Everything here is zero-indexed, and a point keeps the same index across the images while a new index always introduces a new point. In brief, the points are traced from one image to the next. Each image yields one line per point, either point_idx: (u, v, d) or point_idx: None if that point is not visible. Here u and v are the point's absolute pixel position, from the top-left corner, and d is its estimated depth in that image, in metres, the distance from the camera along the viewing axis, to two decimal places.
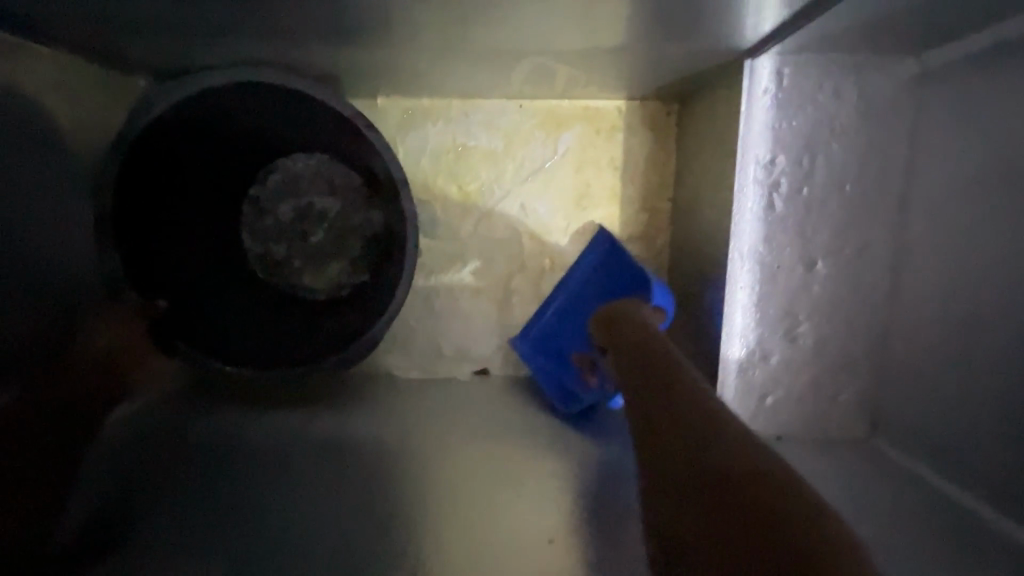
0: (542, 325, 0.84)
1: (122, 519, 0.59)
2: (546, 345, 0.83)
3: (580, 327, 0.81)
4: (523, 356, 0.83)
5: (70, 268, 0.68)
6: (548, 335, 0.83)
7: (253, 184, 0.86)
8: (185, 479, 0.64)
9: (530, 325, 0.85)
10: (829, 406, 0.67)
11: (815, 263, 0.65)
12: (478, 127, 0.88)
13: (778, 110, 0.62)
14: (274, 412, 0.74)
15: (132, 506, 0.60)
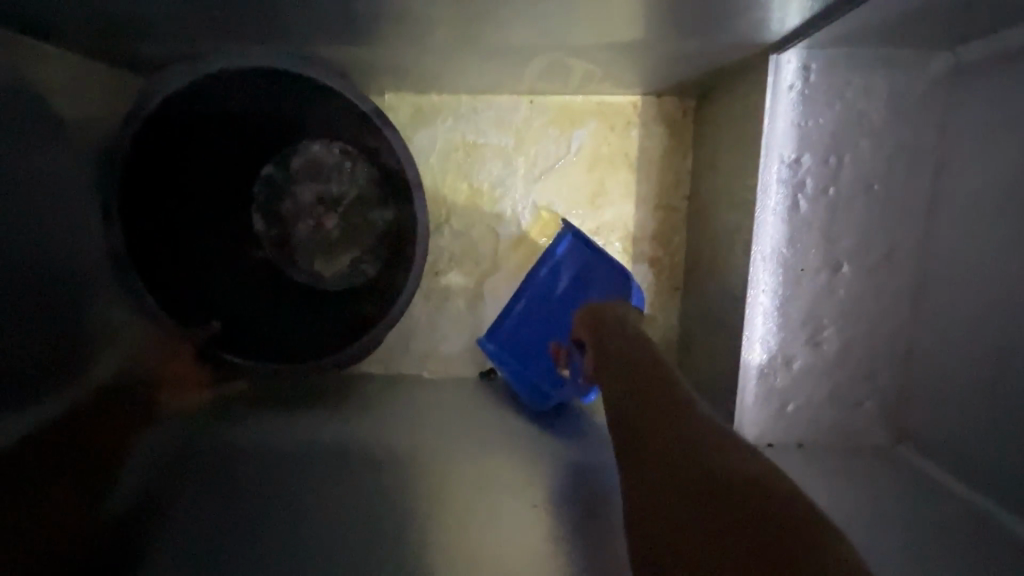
0: (507, 324, 0.83)
1: (142, 514, 0.57)
2: (512, 342, 0.82)
3: (546, 323, 0.82)
4: (489, 355, 0.82)
5: (77, 269, 0.67)
6: (513, 334, 0.83)
7: (270, 164, 0.83)
8: (198, 472, 0.62)
9: (495, 324, 0.83)
10: (852, 413, 0.65)
11: (840, 266, 0.63)
12: (489, 124, 0.86)
13: (803, 107, 0.60)
14: (287, 409, 0.72)
15: (151, 501, 0.58)
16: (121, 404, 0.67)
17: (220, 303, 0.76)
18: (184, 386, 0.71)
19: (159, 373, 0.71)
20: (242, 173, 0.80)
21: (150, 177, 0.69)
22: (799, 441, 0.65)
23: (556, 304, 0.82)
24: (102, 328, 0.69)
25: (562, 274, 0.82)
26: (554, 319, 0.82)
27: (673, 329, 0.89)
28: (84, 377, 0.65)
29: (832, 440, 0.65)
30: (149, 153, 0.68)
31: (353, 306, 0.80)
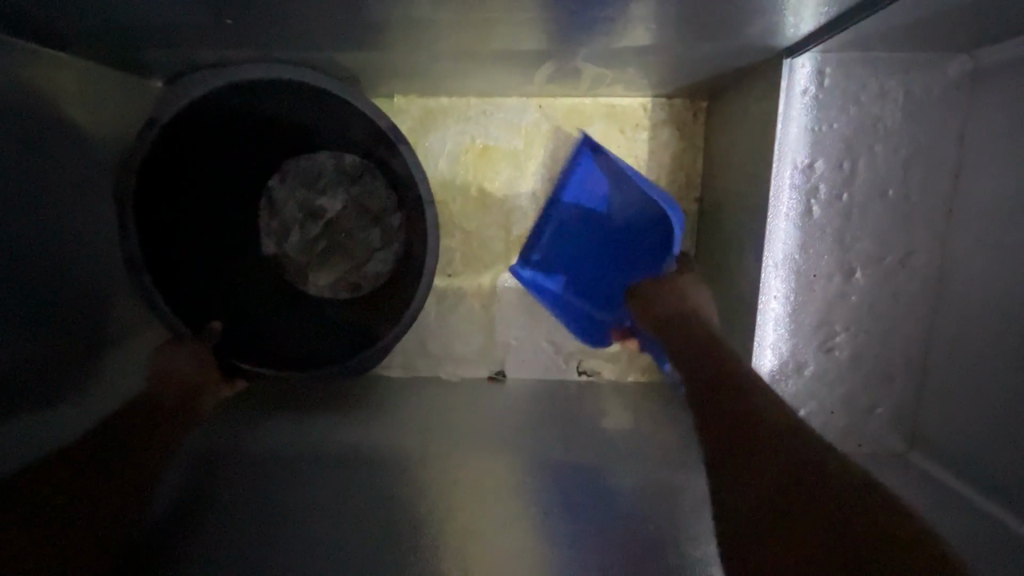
0: (540, 249, 0.85)
1: (209, 492, 0.63)
2: (548, 266, 0.85)
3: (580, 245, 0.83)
4: (525, 282, 0.85)
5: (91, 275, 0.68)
6: (548, 258, 0.85)
7: (273, 177, 0.84)
8: (252, 452, 0.66)
9: (528, 250, 0.85)
10: (865, 418, 0.65)
11: (853, 272, 0.62)
12: (499, 127, 0.86)
13: (817, 112, 0.59)
14: (300, 407, 0.73)
15: (215, 479, 0.63)
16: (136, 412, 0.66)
17: (231, 309, 0.77)
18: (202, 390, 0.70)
19: (175, 377, 0.70)
20: (251, 178, 0.81)
21: (163, 183, 0.70)
22: None
23: (587, 215, 0.82)
24: (115, 337, 0.68)
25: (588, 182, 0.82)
26: (590, 238, 0.83)
27: None
28: (95, 392, 0.65)
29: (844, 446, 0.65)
30: (162, 158, 0.68)
31: (360, 309, 0.82)
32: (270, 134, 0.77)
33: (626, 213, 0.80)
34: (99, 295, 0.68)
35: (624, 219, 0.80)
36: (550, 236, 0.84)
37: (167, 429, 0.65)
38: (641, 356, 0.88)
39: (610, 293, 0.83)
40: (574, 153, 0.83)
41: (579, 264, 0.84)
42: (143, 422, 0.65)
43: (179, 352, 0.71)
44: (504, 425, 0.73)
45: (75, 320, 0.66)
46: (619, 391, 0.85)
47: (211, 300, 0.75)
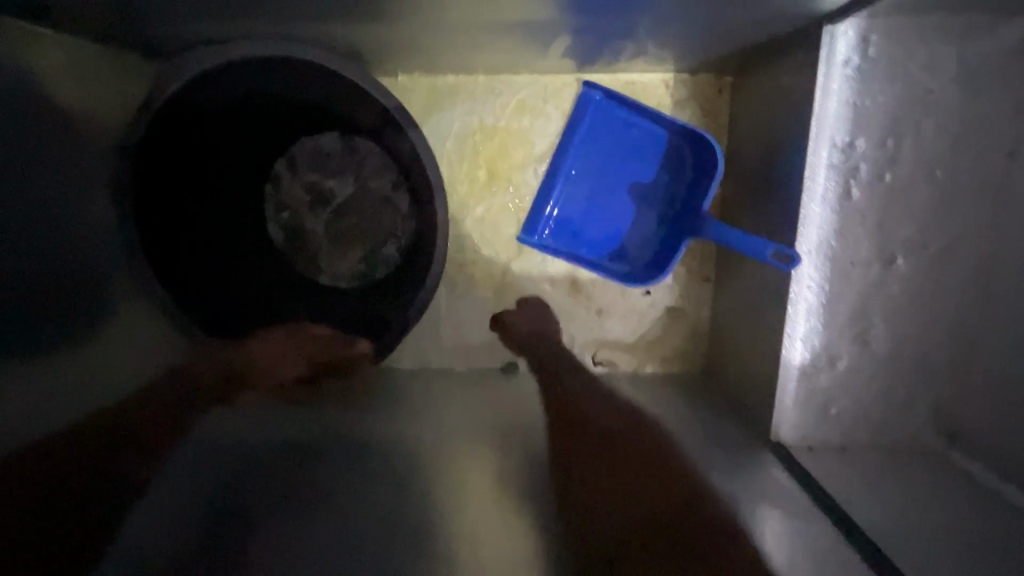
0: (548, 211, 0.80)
1: (210, 509, 0.57)
2: (561, 225, 0.80)
3: (593, 198, 0.80)
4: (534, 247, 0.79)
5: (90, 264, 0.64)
6: (557, 218, 0.80)
7: (279, 159, 0.82)
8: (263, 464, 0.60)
9: (534, 215, 0.80)
10: (901, 414, 0.61)
11: (895, 259, 0.58)
12: (510, 105, 0.81)
13: (859, 85, 0.54)
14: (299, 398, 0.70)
15: (217, 496, 0.57)
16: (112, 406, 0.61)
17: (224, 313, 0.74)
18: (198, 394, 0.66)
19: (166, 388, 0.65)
20: (252, 162, 0.78)
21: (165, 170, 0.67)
22: (842, 443, 0.62)
23: (596, 166, 0.80)
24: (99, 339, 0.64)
25: (595, 133, 0.79)
26: (603, 186, 0.80)
27: (703, 317, 0.84)
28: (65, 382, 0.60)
29: (878, 443, 0.61)
30: (164, 143, 0.65)
31: (370, 301, 0.80)
32: (271, 117, 0.73)
33: (636, 158, 0.79)
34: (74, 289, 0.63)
35: (634, 164, 0.79)
36: (559, 194, 0.80)
37: (153, 440, 0.61)
38: (659, 346, 0.85)
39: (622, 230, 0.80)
40: (576, 104, 0.79)
41: (593, 213, 0.80)
42: (122, 416, 0.61)
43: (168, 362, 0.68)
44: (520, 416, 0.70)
45: (47, 320, 0.61)
46: (636, 382, 0.81)
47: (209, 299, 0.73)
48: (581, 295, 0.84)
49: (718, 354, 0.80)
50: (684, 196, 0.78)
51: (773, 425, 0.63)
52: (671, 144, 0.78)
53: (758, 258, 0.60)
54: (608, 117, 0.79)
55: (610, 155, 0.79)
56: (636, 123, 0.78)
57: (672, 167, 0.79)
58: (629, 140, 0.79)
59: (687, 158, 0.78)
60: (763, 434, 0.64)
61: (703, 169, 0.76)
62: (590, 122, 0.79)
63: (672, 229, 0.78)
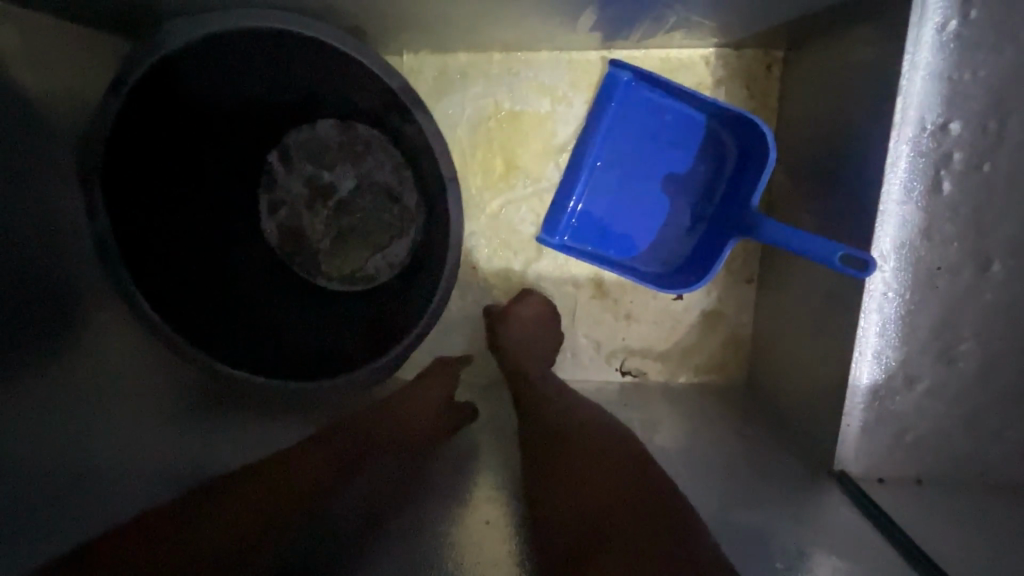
0: (574, 208, 0.72)
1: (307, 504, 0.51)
2: (588, 222, 0.72)
3: (624, 191, 0.71)
4: (556, 248, 0.70)
5: (72, 280, 0.56)
6: (584, 214, 0.72)
7: (272, 151, 0.74)
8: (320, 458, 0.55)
9: (556, 212, 0.72)
10: (990, 442, 0.52)
11: (990, 264, 0.49)
12: (530, 88, 0.73)
13: (955, 54, 0.46)
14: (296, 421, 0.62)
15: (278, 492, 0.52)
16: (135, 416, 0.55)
17: (264, 358, 0.65)
18: (348, 466, 0.55)
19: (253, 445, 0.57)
20: (243, 150, 0.70)
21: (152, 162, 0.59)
22: (917, 475, 0.53)
23: (628, 156, 0.71)
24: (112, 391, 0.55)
25: (626, 118, 0.70)
26: (635, 178, 0.71)
27: (745, 324, 0.76)
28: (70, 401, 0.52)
29: (960, 476, 0.53)
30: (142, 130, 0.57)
31: (375, 307, 0.73)
32: (265, 98, 0.65)
33: (673, 146, 0.71)
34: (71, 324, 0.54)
35: (669, 153, 0.71)
36: (586, 188, 0.72)
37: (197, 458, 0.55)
38: (695, 355, 0.77)
39: (656, 227, 0.72)
40: (601, 86, 0.70)
41: (625, 208, 0.72)
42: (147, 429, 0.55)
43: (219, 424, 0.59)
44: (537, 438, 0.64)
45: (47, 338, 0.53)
46: (669, 395, 0.73)
47: (221, 327, 0.64)
48: (608, 299, 0.76)
49: (766, 364, 0.72)
50: (724, 188, 0.70)
51: (838, 452, 0.55)
52: (708, 129, 0.70)
53: (826, 264, 0.52)
54: (637, 101, 0.70)
55: (642, 143, 0.71)
56: (673, 106, 0.69)
57: (709, 155, 0.70)
58: (661, 126, 0.70)
59: (727, 144, 0.69)
60: (824, 462, 0.56)
61: (746, 157, 0.68)
62: (617, 107, 0.70)
63: (711, 225, 0.69)
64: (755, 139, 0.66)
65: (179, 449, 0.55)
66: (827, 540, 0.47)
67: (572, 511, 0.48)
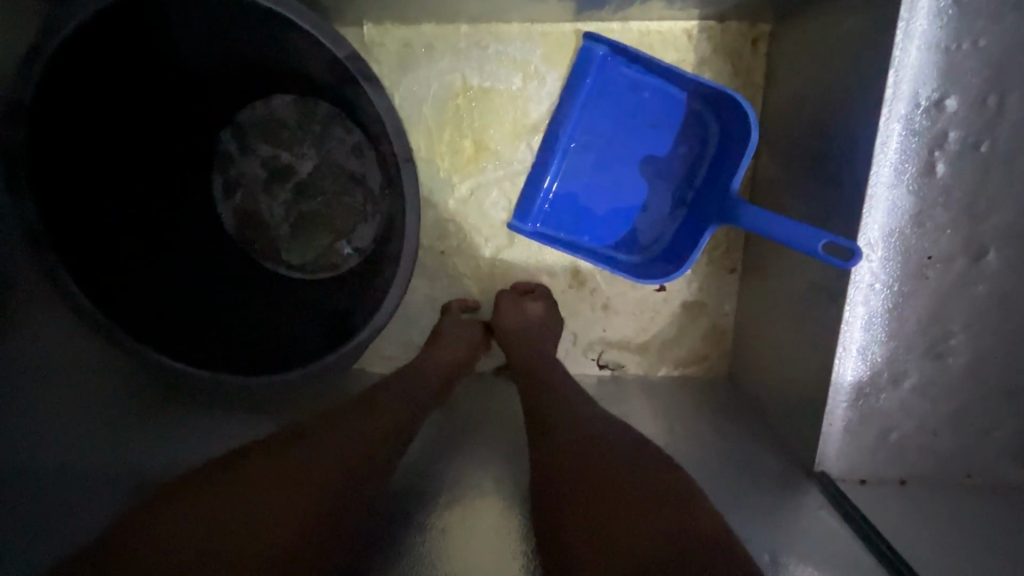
0: (546, 192, 0.68)
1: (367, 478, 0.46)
2: (561, 208, 0.68)
3: (601, 175, 0.67)
4: (527, 236, 0.66)
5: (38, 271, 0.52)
6: (557, 199, 0.68)
7: (225, 128, 0.69)
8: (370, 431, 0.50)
9: (528, 198, 0.68)
10: (980, 442, 0.49)
11: (984, 253, 0.46)
12: (500, 63, 0.68)
13: (952, 22, 0.42)
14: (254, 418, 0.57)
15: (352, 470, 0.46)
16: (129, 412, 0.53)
17: (218, 348, 0.61)
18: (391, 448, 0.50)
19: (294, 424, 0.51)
20: (187, 121, 0.64)
21: (84, 138, 0.54)
22: (902, 475, 0.50)
23: (605, 136, 0.67)
24: (46, 389, 0.49)
25: (602, 96, 0.66)
26: (612, 160, 0.67)
27: (726, 314, 0.73)
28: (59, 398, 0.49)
29: (945, 476, 0.50)
30: (73, 104, 0.51)
31: (335, 296, 0.68)
32: (209, 65, 0.60)
33: (653, 126, 0.66)
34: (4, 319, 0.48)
35: (647, 133, 0.67)
36: (560, 171, 0.67)
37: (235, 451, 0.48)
38: (675, 347, 0.73)
39: (633, 212, 0.68)
40: (576, 61, 0.65)
41: (601, 193, 0.67)
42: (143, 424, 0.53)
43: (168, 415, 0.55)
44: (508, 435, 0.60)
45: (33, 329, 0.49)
46: (647, 389, 0.70)
47: (171, 316, 0.60)
48: (584, 288, 0.72)
49: (748, 357, 0.68)
50: (705, 172, 0.66)
51: (819, 452, 0.51)
52: (689, 109, 0.66)
53: (809, 253, 0.48)
54: (613, 78, 0.65)
55: (619, 122, 0.66)
56: (652, 83, 0.65)
57: (690, 137, 0.66)
58: (640, 105, 0.66)
59: (710, 125, 0.65)
60: (805, 462, 0.53)
61: (728, 137, 0.64)
62: (592, 84, 0.66)
63: (691, 211, 0.66)
64: (738, 119, 0.61)
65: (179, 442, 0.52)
66: (805, 550, 0.44)
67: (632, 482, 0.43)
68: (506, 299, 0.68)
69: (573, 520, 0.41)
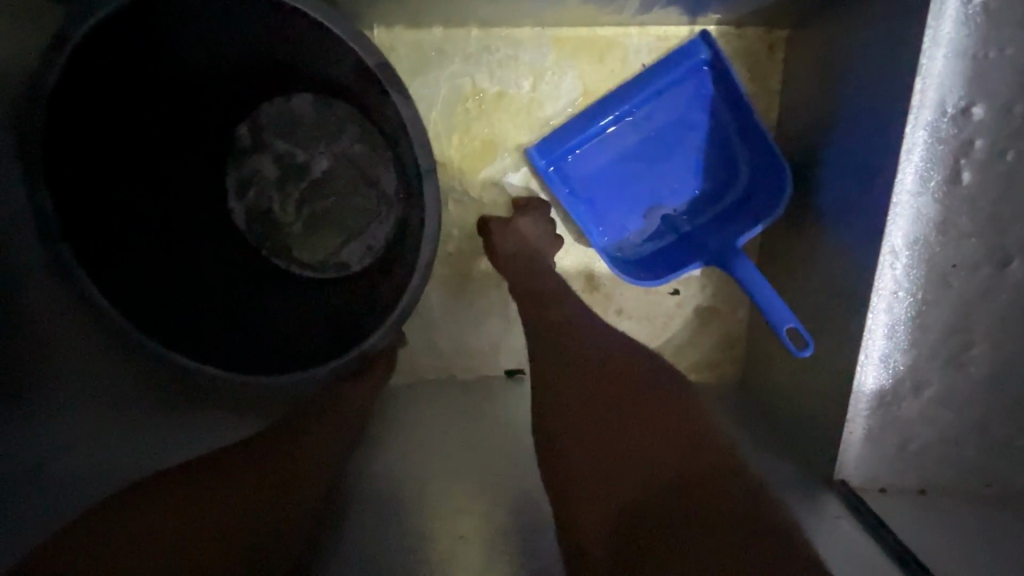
0: (576, 142, 0.66)
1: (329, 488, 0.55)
2: (579, 166, 0.67)
3: (630, 163, 0.67)
4: (536, 167, 0.65)
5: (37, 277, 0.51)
6: (579, 157, 0.67)
7: (239, 128, 0.69)
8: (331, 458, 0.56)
9: (559, 140, 0.66)
10: (999, 451, 0.49)
11: (1008, 262, 0.46)
12: (515, 65, 0.68)
13: (978, 30, 0.42)
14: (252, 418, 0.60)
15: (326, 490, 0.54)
16: (138, 404, 0.57)
17: (232, 348, 0.60)
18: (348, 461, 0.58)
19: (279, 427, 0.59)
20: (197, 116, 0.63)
21: (96, 138, 0.53)
22: (921, 485, 0.50)
23: (650, 130, 0.67)
24: (66, 391, 0.53)
25: (673, 92, 0.66)
26: (646, 154, 0.67)
27: (739, 319, 0.73)
28: (72, 396, 0.53)
29: (964, 486, 0.50)
30: (85, 103, 0.50)
31: (346, 295, 0.67)
32: (221, 59, 0.58)
33: (690, 143, 0.67)
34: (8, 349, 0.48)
35: (686, 148, 0.67)
36: (597, 134, 0.67)
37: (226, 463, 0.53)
38: (688, 352, 0.73)
39: (631, 211, 0.68)
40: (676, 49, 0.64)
41: (618, 177, 0.68)
42: (151, 415, 0.57)
43: (173, 419, 0.58)
44: (491, 430, 0.62)
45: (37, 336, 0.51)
46: None
47: (181, 316, 0.59)
48: (597, 292, 0.72)
49: (762, 362, 0.68)
50: (709, 217, 0.68)
51: (838, 462, 0.51)
52: (729, 146, 0.67)
53: (775, 331, 0.55)
54: (690, 84, 0.66)
55: (669, 124, 0.67)
56: (714, 107, 0.66)
57: (716, 176, 0.68)
58: (694, 121, 0.67)
59: (738, 177, 0.67)
60: (823, 472, 0.52)
61: (750, 196, 0.66)
62: (672, 80, 0.65)
63: (682, 238, 0.68)
64: (765, 186, 0.65)
65: (178, 441, 0.57)
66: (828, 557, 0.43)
67: (656, 440, 0.44)
68: (505, 249, 0.64)
69: (587, 490, 0.43)
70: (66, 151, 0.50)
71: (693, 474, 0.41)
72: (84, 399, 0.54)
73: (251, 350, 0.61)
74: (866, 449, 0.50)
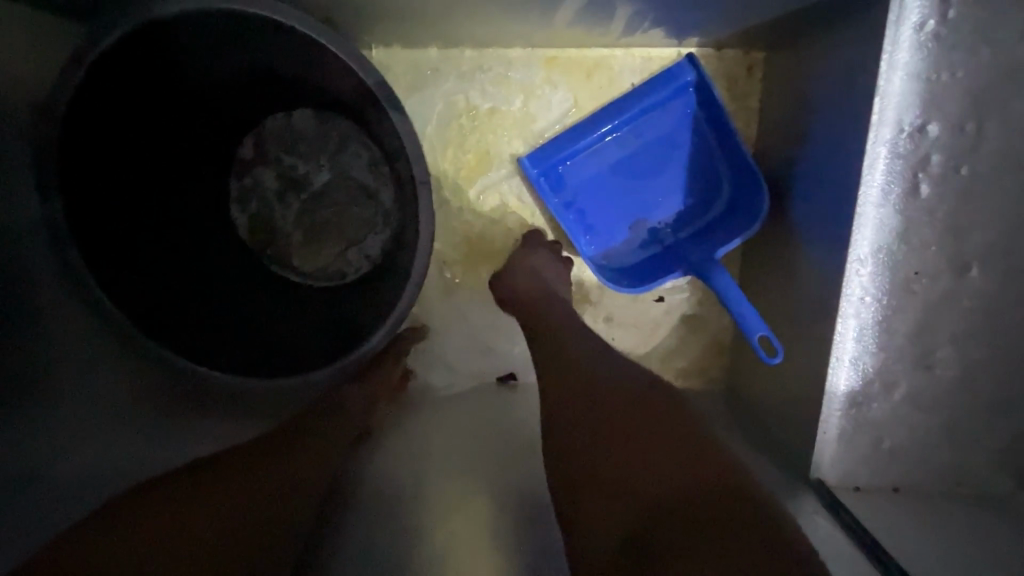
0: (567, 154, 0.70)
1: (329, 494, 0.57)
2: (569, 177, 0.70)
3: (617, 176, 0.70)
4: (528, 176, 0.68)
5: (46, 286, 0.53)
6: (569, 169, 0.70)
7: (244, 142, 0.72)
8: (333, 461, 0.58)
9: (550, 152, 0.69)
10: (969, 451, 0.51)
11: (968, 269, 0.49)
12: (508, 83, 0.71)
13: (932, 54, 0.46)
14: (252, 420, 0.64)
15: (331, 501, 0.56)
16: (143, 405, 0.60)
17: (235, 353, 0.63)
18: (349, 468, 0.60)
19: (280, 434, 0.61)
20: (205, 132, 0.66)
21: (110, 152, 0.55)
22: (894, 484, 0.52)
23: (636, 146, 0.70)
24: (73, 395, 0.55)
25: (659, 112, 0.69)
26: (633, 168, 0.70)
27: (725, 326, 0.76)
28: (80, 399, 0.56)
29: (936, 485, 0.52)
30: (101, 119, 0.53)
31: (344, 302, 0.70)
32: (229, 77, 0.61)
33: (675, 160, 0.70)
34: (25, 359, 0.51)
35: (670, 164, 0.71)
36: (587, 149, 0.70)
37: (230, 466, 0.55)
38: (676, 359, 0.76)
39: (618, 222, 0.71)
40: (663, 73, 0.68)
41: (606, 190, 0.71)
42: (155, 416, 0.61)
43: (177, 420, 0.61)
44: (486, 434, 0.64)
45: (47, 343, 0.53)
46: None
47: (187, 322, 0.62)
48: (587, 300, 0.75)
49: (747, 368, 0.71)
50: (690, 232, 0.71)
51: (815, 462, 0.53)
52: (712, 163, 0.71)
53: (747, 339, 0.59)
54: (676, 104, 0.69)
55: (654, 141, 0.70)
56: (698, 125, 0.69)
57: (699, 191, 0.71)
58: (680, 138, 0.70)
59: (721, 193, 0.71)
60: (802, 472, 0.55)
61: (732, 210, 0.69)
62: (660, 99, 0.69)
63: (665, 249, 0.71)
64: (743, 204, 0.68)
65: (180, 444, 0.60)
66: None
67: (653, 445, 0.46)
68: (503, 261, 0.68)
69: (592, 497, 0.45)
70: (82, 163, 0.52)
71: (687, 473, 0.43)
72: (90, 402, 0.57)
73: (253, 355, 0.63)
74: (842, 449, 0.52)
